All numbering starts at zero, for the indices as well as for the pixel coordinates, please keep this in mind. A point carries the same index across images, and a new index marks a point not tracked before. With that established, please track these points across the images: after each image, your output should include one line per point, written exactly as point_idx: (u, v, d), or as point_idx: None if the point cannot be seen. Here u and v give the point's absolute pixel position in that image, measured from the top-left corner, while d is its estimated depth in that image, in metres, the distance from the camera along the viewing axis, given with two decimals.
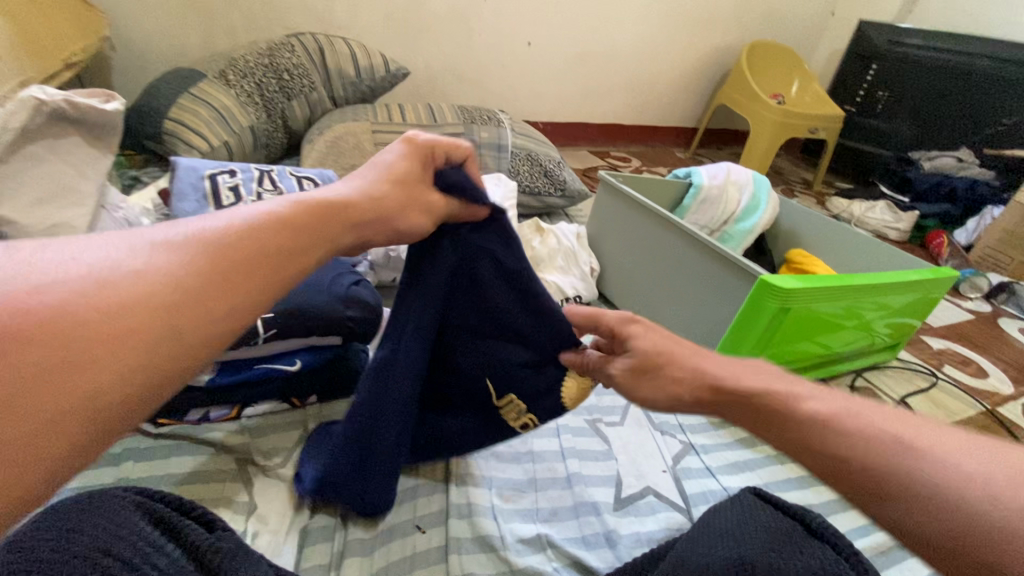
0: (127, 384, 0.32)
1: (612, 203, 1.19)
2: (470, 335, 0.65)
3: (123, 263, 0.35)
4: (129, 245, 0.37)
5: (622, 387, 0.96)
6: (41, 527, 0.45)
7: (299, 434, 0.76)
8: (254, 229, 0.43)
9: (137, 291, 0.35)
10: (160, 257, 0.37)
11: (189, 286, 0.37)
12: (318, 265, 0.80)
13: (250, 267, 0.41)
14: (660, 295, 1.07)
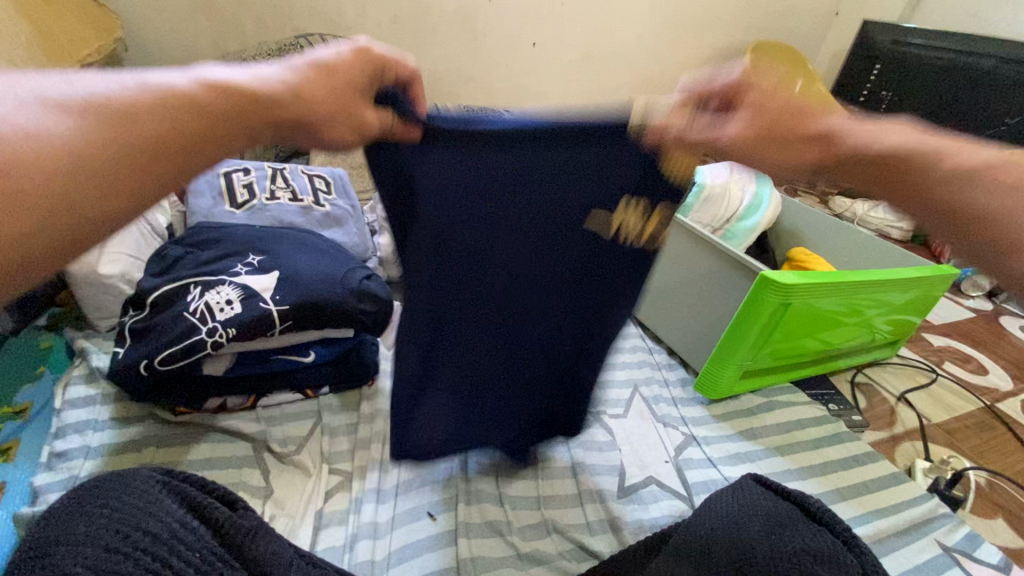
0: (34, 243, 0.31)
1: None
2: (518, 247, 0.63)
3: (10, 118, 0.31)
4: (14, 96, 0.33)
5: (624, 380, 0.99)
6: (75, 506, 0.48)
7: (312, 422, 0.79)
8: (171, 112, 0.38)
9: (31, 154, 0.31)
10: (59, 118, 0.33)
11: (103, 156, 0.34)
12: (330, 259, 0.82)
13: (167, 150, 0.37)
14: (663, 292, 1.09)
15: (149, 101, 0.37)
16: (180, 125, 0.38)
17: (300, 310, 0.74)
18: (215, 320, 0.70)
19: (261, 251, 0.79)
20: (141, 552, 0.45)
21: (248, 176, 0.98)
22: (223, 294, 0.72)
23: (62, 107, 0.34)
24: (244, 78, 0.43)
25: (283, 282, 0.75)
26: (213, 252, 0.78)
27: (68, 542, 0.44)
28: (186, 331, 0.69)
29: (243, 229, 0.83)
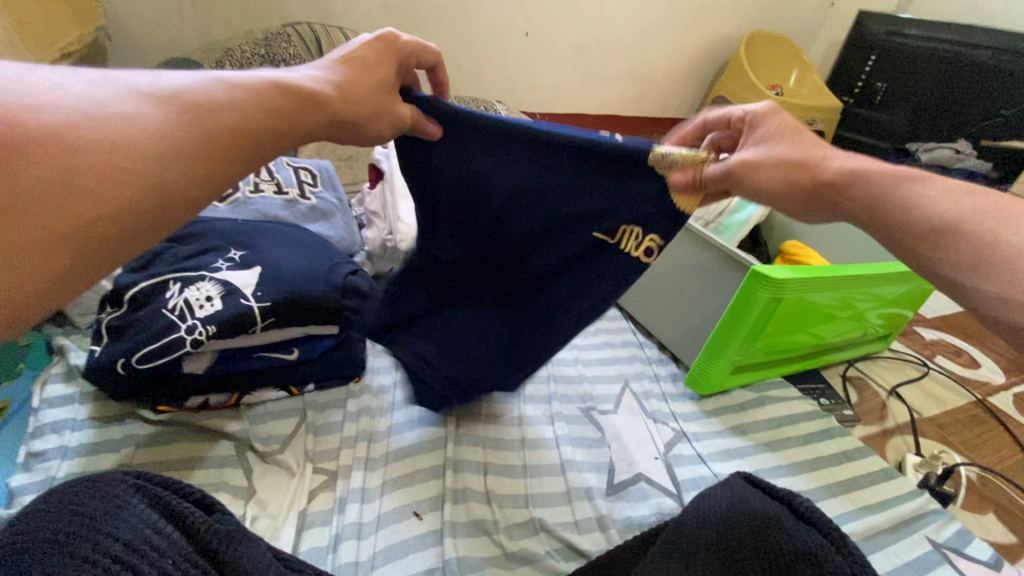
0: (124, 216, 0.34)
1: None
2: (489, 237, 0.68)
3: (113, 106, 0.35)
4: (115, 87, 0.37)
5: (615, 375, 0.98)
6: (42, 513, 0.46)
7: (296, 420, 0.77)
8: (240, 104, 0.42)
9: (134, 137, 0.35)
10: (150, 106, 0.37)
11: (192, 140, 0.38)
12: (314, 254, 0.81)
13: (240, 138, 0.41)
14: (655, 287, 1.08)
15: (227, 94, 0.41)
16: (252, 113, 0.42)
17: (282, 306, 0.73)
18: (194, 318, 0.68)
19: (243, 247, 0.77)
20: (114, 561, 0.44)
21: None
22: (203, 291, 0.70)
23: (154, 98, 0.38)
24: (299, 78, 0.48)
25: (264, 279, 0.73)
26: (193, 247, 0.76)
27: (35, 552, 0.43)
28: (164, 330, 0.67)
29: (224, 222, 0.81)
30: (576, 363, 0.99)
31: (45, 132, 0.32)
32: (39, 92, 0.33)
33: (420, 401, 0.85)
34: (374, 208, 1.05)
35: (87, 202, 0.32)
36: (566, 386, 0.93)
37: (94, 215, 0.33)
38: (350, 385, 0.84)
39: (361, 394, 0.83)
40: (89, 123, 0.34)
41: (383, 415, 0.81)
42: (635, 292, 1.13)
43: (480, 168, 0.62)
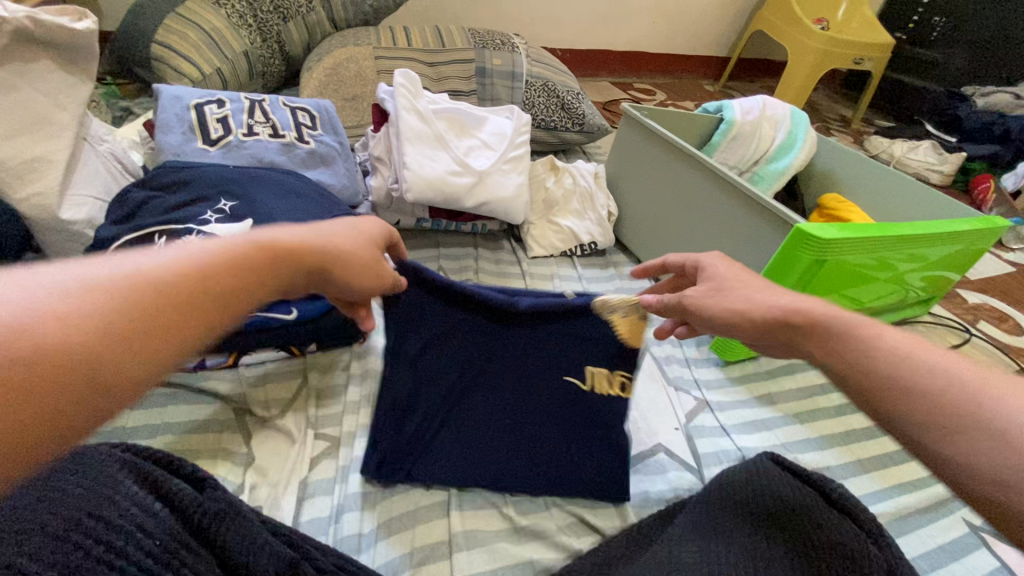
0: (120, 372, 0.31)
1: (634, 141, 1.09)
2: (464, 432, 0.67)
3: (140, 267, 0.35)
4: (111, 275, 0.33)
5: (636, 338, 0.92)
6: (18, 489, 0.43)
7: (298, 383, 0.73)
8: (244, 259, 0.40)
9: (147, 294, 0.33)
10: (164, 263, 0.36)
11: (219, 282, 0.37)
12: (312, 206, 0.74)
13: (252, 272, 0.40)
14: (684, 246, 1.00)
15: (235, 250, 0.40)
16: (254, 260, 0.40)
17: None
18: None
19: (235, 199, 0.70)
20: (98, 545, 0.40)
21: (223, 108, 0.88)
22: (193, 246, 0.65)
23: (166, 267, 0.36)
24: (274, 236, 0.43)
25: (257, 234, 0.67)
26: (180, 197, 0.70)
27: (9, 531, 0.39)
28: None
29: (215, 170, 0.74)
30: None
31: (73, 315, 0.30)
32: (47, 301, 0.30)
33: None
34: (378, 152, 0.96)
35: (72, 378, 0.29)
36: None
37: (71, 390, 0.29)
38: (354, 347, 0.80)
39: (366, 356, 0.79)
40: (101, 289, 0.32)
41: None
42: (663, 250, 1.05)
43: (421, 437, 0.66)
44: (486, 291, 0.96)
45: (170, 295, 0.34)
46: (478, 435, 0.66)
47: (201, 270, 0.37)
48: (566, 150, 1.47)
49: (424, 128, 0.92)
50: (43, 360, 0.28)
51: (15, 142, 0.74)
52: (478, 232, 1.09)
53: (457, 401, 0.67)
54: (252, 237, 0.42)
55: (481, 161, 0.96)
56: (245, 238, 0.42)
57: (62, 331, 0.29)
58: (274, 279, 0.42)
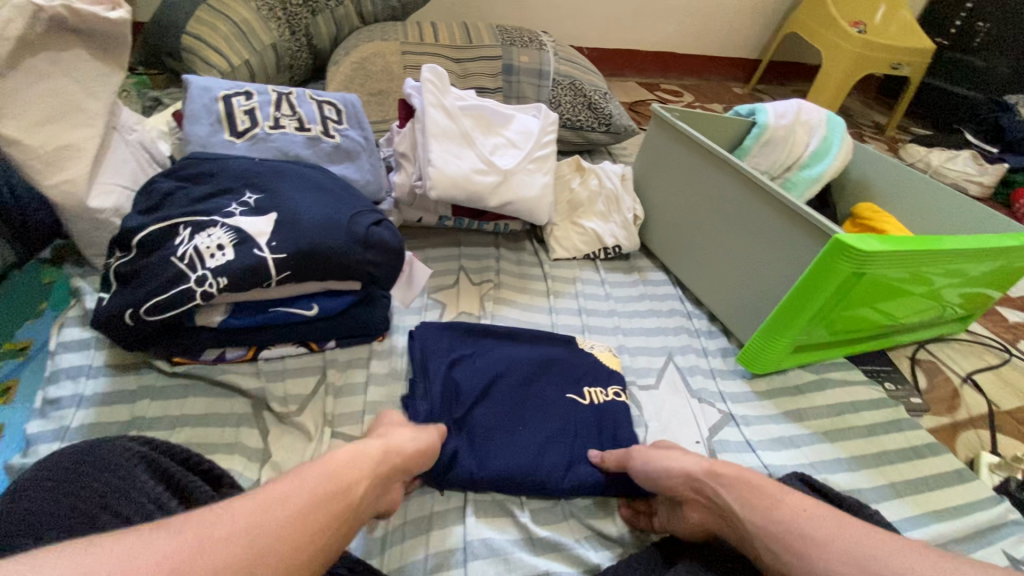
0: None
1: (663, 142, 1.06)
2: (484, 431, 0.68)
3: (168, 541, 0.36)
4: (165, 542, 0.36)
5: (659, 347, 0.90)
6: (44, 478, 0.43)
7: (316, 380, 0.73)
8: (293, 505, 0.42)
9: (200, 550, 0.36)
10: (210, 526, 0.38)
11: (274, 524, 0.40)
12: (335, 200, 0.73)
13: (308, 516, 0.42)
14: (711, 251, 0.97)
15: (292, 499, 0.43)
16: (309, 500, 0.43)
17: (297, 257, 0.66)
18: (204, 266, 0.63)
19: (261, 191, 0.70)
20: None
21: (250, 100, 0.88)
22: (217, 239, 0.64)
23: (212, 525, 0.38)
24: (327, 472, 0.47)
25: (280, 228, 0.67)
26: (207, 188, 0.70)
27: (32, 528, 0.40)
28: (172, 279, 0.62)
29: (242, 162, 0.74)
30: (616, 330, 0.92)
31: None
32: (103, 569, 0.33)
33: None
34: (403, 148, 0.95)
35: None
36: None
37: None
38: (373, 345, 0.79)
39: (385, 355, 0.78)
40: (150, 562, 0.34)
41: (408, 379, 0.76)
42: (689, 255, 1.02)
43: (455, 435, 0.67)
44: (507, 293, 0.95)
45: (232, 553, 0.37)
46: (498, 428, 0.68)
47: (251, 514, 0.40)
48: (591, 150, 1.45)
49: (451, 125, 0.91)
50: None
51: (47, 129, 0.75)
52: (499, 232, 1.08)
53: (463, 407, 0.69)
54: (316, 474, 0.46)
55: (507, 160, 0.94)
56: (297, 478, 0.45)
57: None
58: (344, 503, 0.46)
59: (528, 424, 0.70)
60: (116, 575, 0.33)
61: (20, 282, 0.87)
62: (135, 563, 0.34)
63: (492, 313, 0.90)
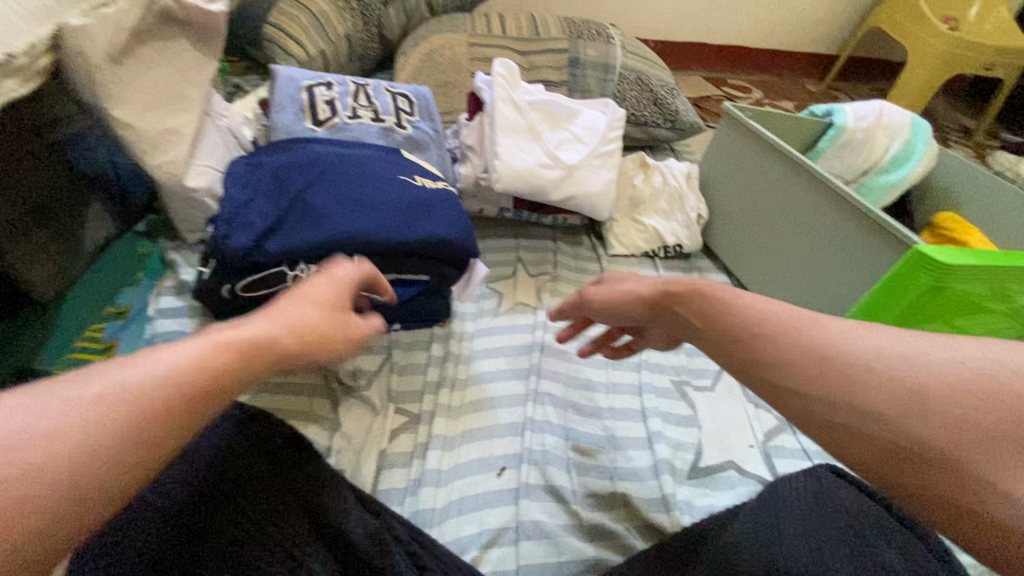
0: (107, 482, 0.29)
1: (738, 142, 1.06)
2: (397, 207, 0.72)
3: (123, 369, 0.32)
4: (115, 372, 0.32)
5: None
6: None
7: (382, 358, 0.77)
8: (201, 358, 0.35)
9: (159, 387, 0.32)
10: (148, 364, 0.33)
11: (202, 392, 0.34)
12: (410, 191, 0.76)
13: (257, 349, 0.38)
14: (785, 257, 0.97)
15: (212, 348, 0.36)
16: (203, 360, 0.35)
17: (383, 237, 0.69)
18: (300, 239, 0.66)
19: (342, 179, 0.73)
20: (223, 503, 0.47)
21: (331, 91, 0.92)
22: (313, 223, 0.67)
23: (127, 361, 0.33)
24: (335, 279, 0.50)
25: (354, 211, 0.70)
26: (295, 173, 0.73)
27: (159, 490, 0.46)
28: (274, 254, 0.64)
29: (323, 152, 0.77)
30: None
31: (80, 421, 0.29)
32: (101, 394, 0.30)
33: (502, 352, 0.83)
34: (470, 141, 0.98)
35: (101, 468, 0.29)
36: (660, 354, 0.88)
37: (94, 485, 0.29)
38: (436, 328, 0.83)
39: (447, 339, 0.82)
40: (117, 389, 0.31)
41: (466, 362, 0.80)
42: (759, 261, 1.02)
43: (385, 205, 0.72)
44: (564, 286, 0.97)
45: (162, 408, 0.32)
46: (374, 201, 0.72)
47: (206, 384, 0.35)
48: (654, 147, 1.44)
49: (519, 119, 0.94)
50: (62, 445, 0.28)
51: (153, 115, 0.81)
52: (557, 224, 1.11)
53: (365, 193, 0.72)
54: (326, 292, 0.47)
55: (572, 155, 0.97)
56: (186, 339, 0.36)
57: (73, 423, 0.29)
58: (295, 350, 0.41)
59: (385, 191, 0.74)
60: (89, 397, 0.30)
61: (122, 249, 0.96)
62: (116, 384, 0.31)
63: (549, 305, 0.92)
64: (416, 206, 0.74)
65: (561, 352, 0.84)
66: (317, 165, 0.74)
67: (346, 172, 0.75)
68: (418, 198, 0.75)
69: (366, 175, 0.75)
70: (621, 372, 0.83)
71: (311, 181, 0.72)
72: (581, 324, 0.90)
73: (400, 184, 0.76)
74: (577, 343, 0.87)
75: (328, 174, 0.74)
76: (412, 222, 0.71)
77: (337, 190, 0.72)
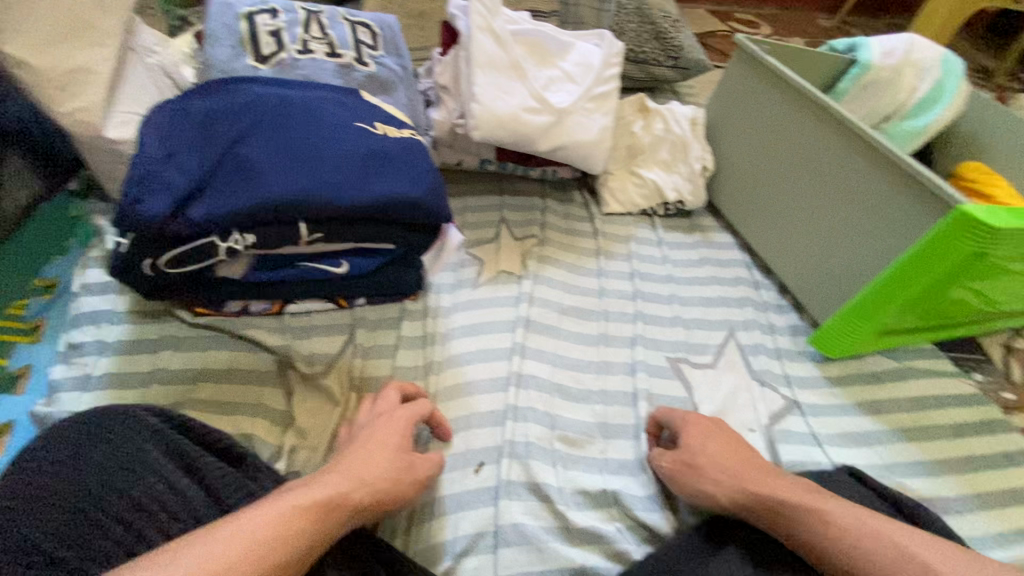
0: None
1: (749, 82, 0.93)
2: (351, 161, 0.61)
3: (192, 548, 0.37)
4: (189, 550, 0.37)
5: (718, 320, 0.83)
6: (57, 458, 0.42)
7: (345, 339, 0.68)
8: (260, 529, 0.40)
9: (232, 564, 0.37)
10: (215, 542, 0.38)
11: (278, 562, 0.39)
12: (369, 142, 0.64)
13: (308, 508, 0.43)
14: (802, 216, 0.86)
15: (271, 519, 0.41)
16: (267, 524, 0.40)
17: (333, 197, 0.57)
18: (231, 201, 0.54)
19: (287, 129, 0.61)
20: (105, 515, 0.40)
21: (277, 19, 0.77)
22: (248, 181, 0.56)
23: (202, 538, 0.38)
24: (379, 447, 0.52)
25: (298, 167, 0.58)
26: (229, 121, 0.61)
27: (34, 497, 0.39)
28: (197, 221, 0.53)
29: (266, 95, 0.65)
30: (671, 300, 0.84)
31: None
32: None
33: (482, 328, 0.74)
34: (444, 81, 0.85)
35: None
36: (658, 328, 0.80)
37: None
38: (407, 303, 0.73)
39: (420, 315, 0.73)
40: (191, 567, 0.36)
41: (441, 342, 0.71)
42: (772, 220, 0.91)
43: (336, 160, 0.60)
44: (553, 250, 0.87)
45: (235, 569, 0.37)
46: (323, 154, 0.60)
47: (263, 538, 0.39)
48: (654, 88, 1.30)
49: (500, 54, 0.80)
50: None
51: (57, 49, 0.66)
52: (547, 179, 0.99)
53: (311, 145, 0.60)
54: (371, 465, 0.51)
55: (562, 97, 0.84)
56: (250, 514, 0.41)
57: None
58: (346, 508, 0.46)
59: (336, 143, 0.62)
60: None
61: (49, 215, 0.83)
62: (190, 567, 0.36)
63: (535, 273, 0.82)
64: (375, 161, 0.62)
65: (547, 329, 0.75)
66: (253, 111, 0.62)
67: (290, 121, 0.63)
68: (378, 150, 0.63)
69: (314, 125, 0.63)
70: (614, 349, 0.75)
71: (245, 132, 0.60)
72: (570, 296, 0.81)
73: (356, 134, 0.64)
74: (566, 318, 0.78)
75: (266, 122, 0.62)
76: (368, 179, 0.60)
77: (277, 141, 0.60)
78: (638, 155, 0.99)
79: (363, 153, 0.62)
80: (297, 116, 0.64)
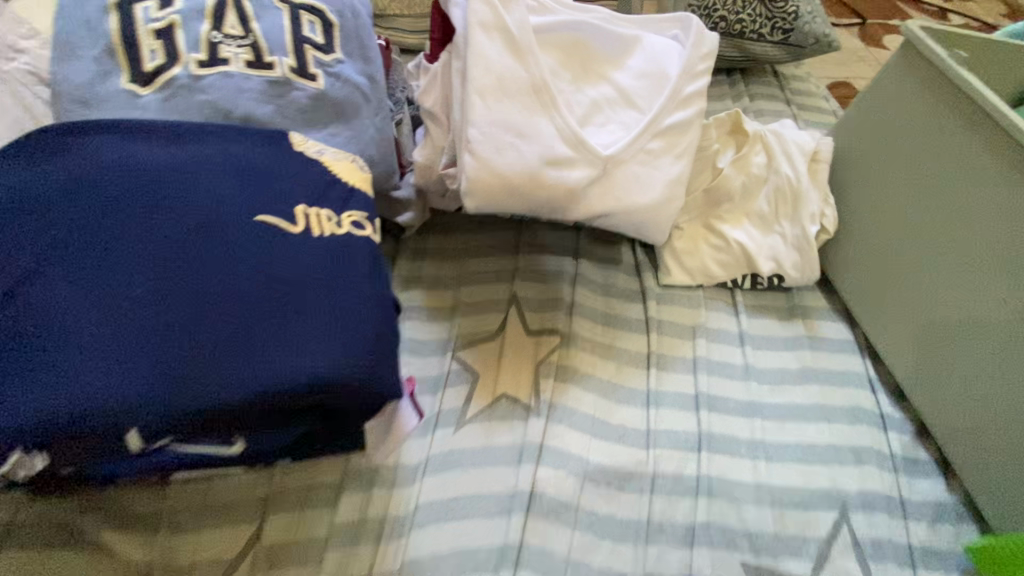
0: None
1: (934, 102, 0.59)
2: (222, 324, 0.38)
3: None
4: None
5: (823, 487, 0.56)
6: None
7: (251, 529, 0.46)
8: None
9: None
10: None
11: None
12: (265, 279, 0.40)
13: None
14: (985, 334, 0.55)
15: None
16: None
17: (189, 401, 0.36)
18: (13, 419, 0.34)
19: (136, 255, 0.39)
20: None
21: (171, 9, 0.50)
22: (50, 371, 0.35)
23: None
24: None
25: (130, 345, 0.37)
26: (45, 240, 0.39)
27: None
28: None
29: (112, 177, 0.41)
30: (754, 450, 0.57)
31: None
32: None
33: (461, 509, 0.49)
34: (428, 102, 0.56)
35: None
36: (729, 506, 0.53)
37: None
38: (352, 461, 0.50)
39: (371, 483, 0.49)
40: None
41: (392, 537, 0.47)
42: (914, 311, 0.61)
43: (196, 325, 0.38)
44: (583, 352, 0.61)
45: None
46: (175, 313, 0.38)
47: None
48: (748, 66, 0.95)
49: (502, 69, 0.50)
50: None
51: None
52: (584, 229, 0.71)
53: (159, 294, 0.38)
54: None
55: (602, 139, 0.53)
56: None
57: None
58: None
59: (203, 285, 0.39)
60: None
61: None
62: None
63: (552, 403, 0.56)
64: (263, 320, 0.39)
65: (560, 510, 0.50)
66: (75, 218, 0.40)
67: (129, 233, 0.40)
68: (271, 293, 0.40)
69: (171, 240, 0.40)
70: (658, 548, 0.50)
71: (56, 265, 0.38)
72: (602, 443, 0.55)
73: (241, 254, 0.41)
74: (592, 487, 0.52)
75: (93, 239, 0.39)
76: (248, 358, 0.38)
77: (103, 287, 0.38)
78: (720, 203, 0.68)
79: (245, 302, 0.39)
80: (143, 219, 0.40)
